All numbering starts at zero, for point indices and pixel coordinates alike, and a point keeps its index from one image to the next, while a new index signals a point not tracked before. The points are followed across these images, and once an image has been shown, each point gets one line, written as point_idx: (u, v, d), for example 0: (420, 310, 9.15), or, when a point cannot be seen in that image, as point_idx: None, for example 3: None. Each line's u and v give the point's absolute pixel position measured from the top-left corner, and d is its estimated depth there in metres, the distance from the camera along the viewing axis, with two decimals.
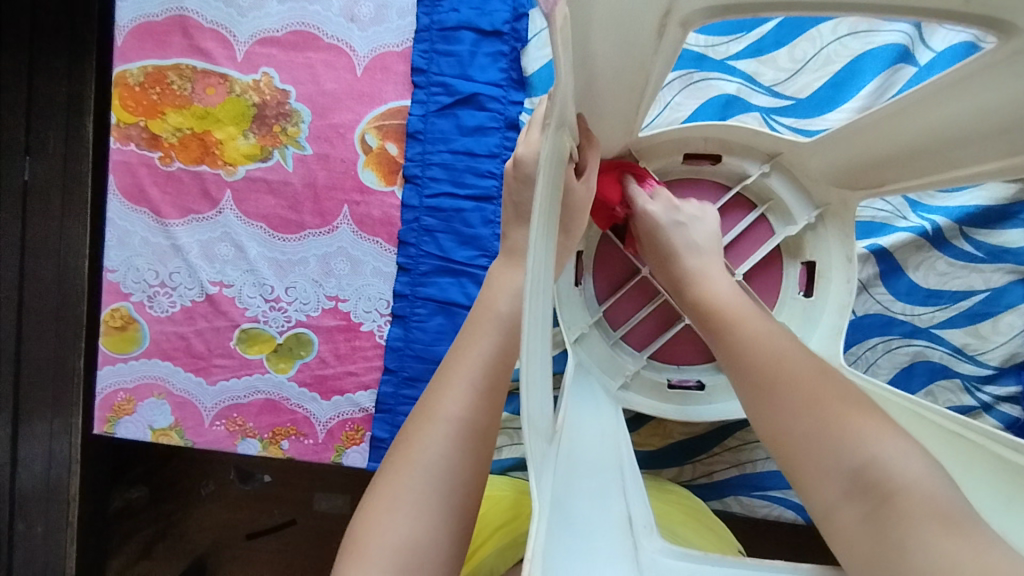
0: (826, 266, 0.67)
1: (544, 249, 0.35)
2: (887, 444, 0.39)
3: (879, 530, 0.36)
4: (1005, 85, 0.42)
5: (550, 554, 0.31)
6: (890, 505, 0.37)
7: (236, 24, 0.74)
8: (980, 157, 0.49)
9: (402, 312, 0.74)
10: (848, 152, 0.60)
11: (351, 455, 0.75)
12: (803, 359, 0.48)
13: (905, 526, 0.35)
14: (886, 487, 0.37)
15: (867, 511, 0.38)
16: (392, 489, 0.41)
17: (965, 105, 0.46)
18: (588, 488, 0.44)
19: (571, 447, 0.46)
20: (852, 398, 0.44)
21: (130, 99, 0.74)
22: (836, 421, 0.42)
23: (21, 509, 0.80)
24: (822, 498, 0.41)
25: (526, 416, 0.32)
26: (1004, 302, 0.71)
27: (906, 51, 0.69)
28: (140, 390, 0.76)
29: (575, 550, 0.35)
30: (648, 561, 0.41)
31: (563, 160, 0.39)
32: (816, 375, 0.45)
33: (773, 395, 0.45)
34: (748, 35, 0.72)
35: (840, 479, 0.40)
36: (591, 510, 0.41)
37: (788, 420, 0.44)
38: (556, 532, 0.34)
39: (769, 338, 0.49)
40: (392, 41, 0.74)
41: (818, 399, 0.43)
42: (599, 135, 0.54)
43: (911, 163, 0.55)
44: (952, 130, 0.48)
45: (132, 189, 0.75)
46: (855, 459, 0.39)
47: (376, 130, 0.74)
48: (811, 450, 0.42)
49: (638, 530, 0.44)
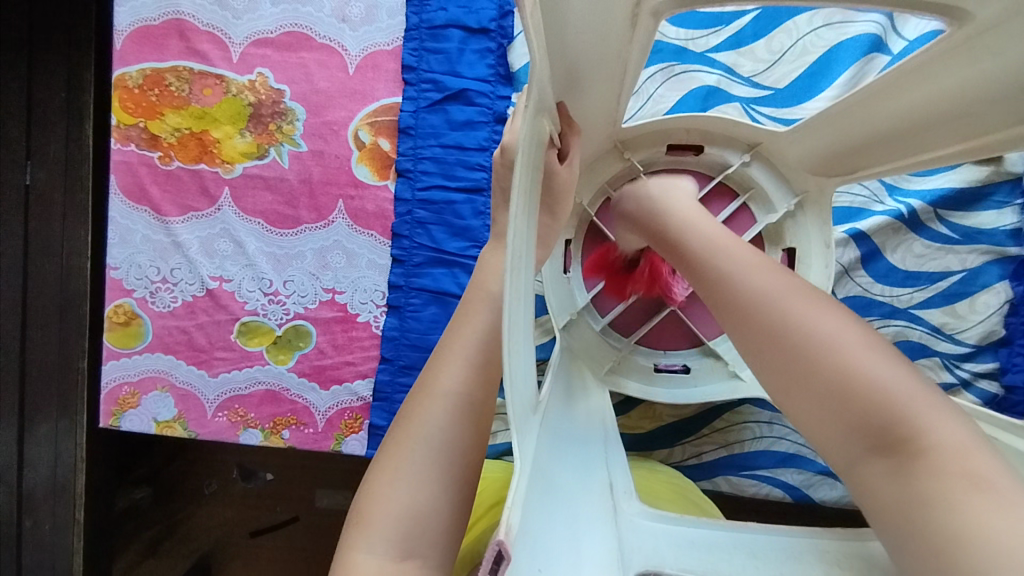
0: (807, 252, 0.69)
1: (525, 226, 0.38)
2: (913, 393, 0.35)
3: (911, 490, 0.32)
4: (961, 70, 0.44)
5: (537, 519, 0.35)
6: (918, 463, 0.33)
7: (231, 26, 0.76)
8: (948, 138, 0.52)
9: (397, 302, 0.77)
10: (823, 140, 0.62)
11: (350, 443, 0.77)
12: (802, 292, 0.41)
13: (942, 490, 0.31)
14: (914, 444, 0.33)
15: (890, 468, 0.34)
16: (394, 462, 0.43)
17: (929, 90, 0.48)
18: (573, 457, 0.47)
19: (557, 418, 0.49)
20: (867, 336, 0.38)
21: (130, 100, 0.76)
22: (851, 367, 0.36)
23: (29, 506, 0.82)
24: (842, 452, 0.36)
25: (511, 393, 0.34)
26: (979, 282, 0.73)
27: (879, 41, 0.71)
28: (144, 383, 0.78)
29: (556, 510, 0.38)
30: (626, 522, 0.45)
31: (543, 144, 0.42)
32: (820, 311, 0.39)
33: (777, 340, 0.39)
34: (727, 28, 0.74)
35: (859, 436, 0.35)
36: (576, 478, 0.45)
37: (789, 368, 0.38)
38: (540, 493, 0.37)
39: (765, 270, 0.43)
40: (382, 40, 0.76)
41: (829, 340, 0.37)
42: (583, 124, 0.56)
43: (885, 148, 0.57)
44: (920, 114, 0.51)
45: (133, 188, 0.77)
46: (874, 413, 0.34)
47: (369, 126, 0.76)
48: (820, 400, 0.36)
49: (618, 496, 0.48)
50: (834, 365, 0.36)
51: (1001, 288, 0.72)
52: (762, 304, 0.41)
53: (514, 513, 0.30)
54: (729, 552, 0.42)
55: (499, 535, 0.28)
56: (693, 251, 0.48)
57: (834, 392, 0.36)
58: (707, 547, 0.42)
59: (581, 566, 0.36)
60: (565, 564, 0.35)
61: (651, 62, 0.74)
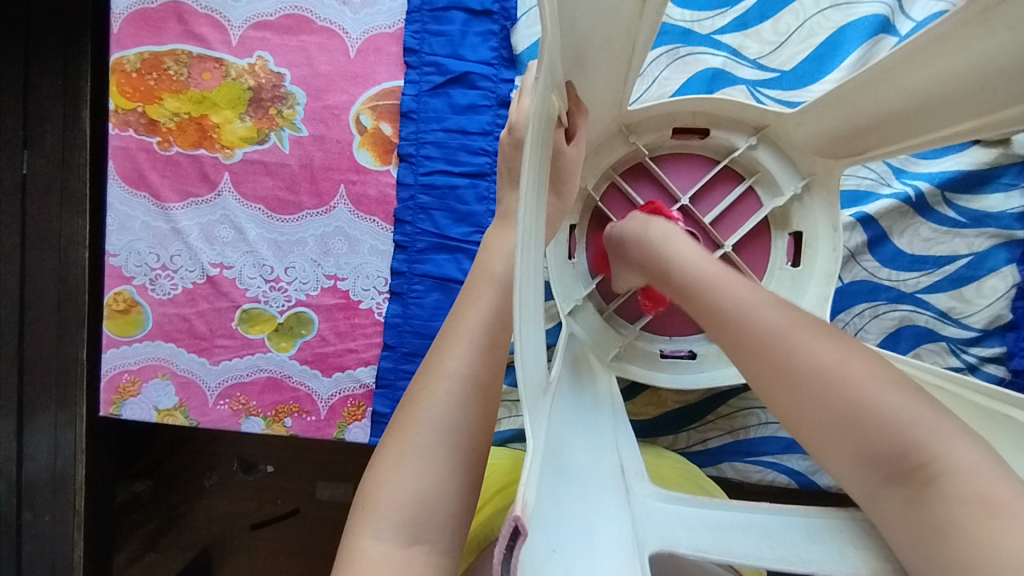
0: (813, 236, 0.69)
1: (534, 203, 0.37)
2: (924, 419, 0.37)
3: (927, 515, 0.35)
4: (975, 45, 0.44)
5: (548, 503, 0.34)
6: (932, 489, 0.35)
7: (230, 9, 0.75)
8: (956, 117, 0.50)
9: (400, 289, 0.76)
10: (833, 120, 0.61)
11: (353, 431, 0.77)
12: (807, 326, 0.43)
13: (956, 514, 0.34)
14: (928, 470, 0.35)
15: (909, 495, 0.36)
16: (402, 445, 0.42)
17: (946, 64, 0.47)
18: (581, 439, 0.46)
19: (566, 404, 0.48)
20: (870, 363, 0.40)
21: (128, 85, 0.75)
22: (864, 401, 0.38)
23: (29, 498, 0.81)
24: (859, 483, 0.39)
25: (523, 372, 0.33)
26: (987, 266, 0.73)
27: (886, 22, 0.70)
28: (144, 371, 0.78)
29: (568, 492, 0.38)
30: (639, 504, 0.44)
31: (552, 120, 0.41)
32: (830, 348, 0.41)
33: (782, 373, 0.41)
34: (733, 10, 0.73)
35: (875, 466, 0.38)
36: (585, 460, 0.44)
37: (797, 403, 0.41)
38: (552, 475, 0.37)
39: (762, 300, 0.44)
40: (383, 22, 0.75)
41: (835, 373, 0.39)
42: (591, 105, 0.55)
43: (896, 127, 0.55)
44: (932, 91, 0.50)
45: (131, 174, 0.76)
46: (891, 446, 0.37)
47: (371, 110, 0.75)
48: (834, 436, 0.39)
49: (630, 479, 0.47)
50: (846, 397, 0.38)
51: (1008, 272, 0.72)
52: (779, 348, 0.42)
53: (529, 490, 0.29)
54: (742, 532, 0.40)
55: (513, 511, 0.27)
56: (696, 289, 0.49)
57: (849, 429, 0.38)
58: (719, 528, 0.40)
59: (594, 549, 0.36)
60: (574, 545, 0.34)
61: (656, 44, 0.74)
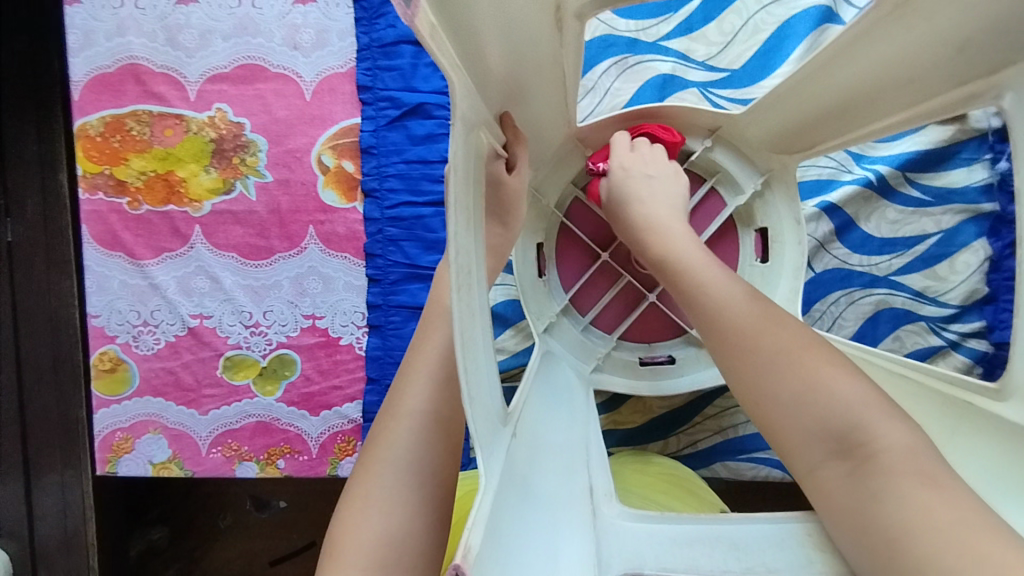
0: (779, 231, 0.68)
1: (471, 240, 0.37)
2: (872, 404, 0.38)
3: (868, 489, 0.35)
4: (894, 39, 0.44)
5: (504, 534, 0.34)
6: (873, 464, 0.36)
7: (185, 65, 0.76)
8: (892, 109, 0.52)
9: (378, 322, 0.77)
10: (780, 116, 0.61)
11: (345, 466, 0.77)
12: (777, 320, 0.43)
13: (893, 485, 0.35)
14: (871, 448, 0.36)
15: (849, 471, 0.37)
16: (366, 488, 0.43)
17: (880, 52, 0.46)
18: (551, 461, 0.47)
19: (535, 426, 0.49)
20: (829, 354, 0.41)
21: (94, 149, 0.77)
22: (818, 383, 0.39)
23: (43, 558, 0.83)
24: (804, 458, 0.39)
25: (474, 409, 0.34)
26: (958, 241, 0.72)
27: (829, 11, 0.71)
28: (136, 427, 0.79)
29: (532, 519, 0.38)
30: (605, 526, 0.44)
31: (485, 154, 0.41)
32: (790, 337, 0.42)
33: (753, 355, 0.42)
34: (677, 15, 0.74)
35: (824, 441, 0.38)
36: (553, 484, 0.44)
37: (760, 373, 0.41)
38: (513, 500, 0.37)
39: (736, 294, 0.45)
40: (336, 63, 0.76)
41: (795, 355, 0.41)
42: (537, 128, 0.55)
43: (837, 122, 0.56)
44: (864, 87, 0.51)
45: (106, 236, 0.78)
46: (842, 422, 0.38)
47: (331, 149, 0.76)
48: (790, 410, 0.39)
49: (598, 499, 0.47)
50: (804, 376, 0.40)
51: (980, 246, 0.72)
52: (743, 337, 0.42)
53: (476, 533, 0.30)
54: (709, 545, 0.40)
55: (455, 558, 0.28)
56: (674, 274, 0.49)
57: (804, 405, 0.39)
58: (687, 543, 0.41)
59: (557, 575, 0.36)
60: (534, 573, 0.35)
61: (604, 56, 0.75)
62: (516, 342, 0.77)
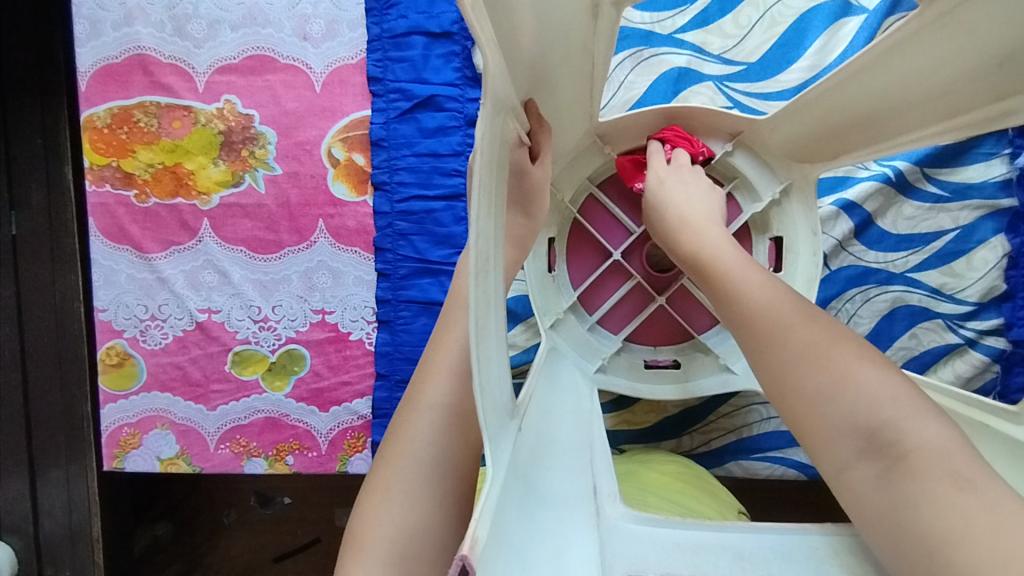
0: (794, 241, 0.66)
1: (492, 229, 0.36)
2: (904, 400, 0.35)
3: (899, 491, 0.33)
4: (931, 48, 0.43)
5: (506, 533, 0.33)
6: (905, 464, 0.33)
7: (194, 56, 0.75)
8: (926, 121, 0.51)
9: (387, 317, 0.76)
10: (803, 124, 0.59)
11: (355, 463, 0.77)
12: (808, 317, 0.41)
13: (925, 486, 0.32)
14: (903, 445, 0.34)
15: (880, 470, 0.34)
16: (386, 481, 0.42)
17: (917, 62, 0.45)
18: (557, 462, 0.45)
19: (539, 425, 0.47)
20: (860, 350, 0.39)
21: (100, 141, 0.76)
22: (845, 378, 0.37)
23: (48, 554, 0.82)
24: (831, 456, 0.36)
25: (483, 402, 0.33)
26: (975, 237, 0.71)
27: (847, 5, 0.70)
28: (144, 423, 0.78)
29: (533, 520, 0.37)
30: (609, 528, 0.42)
31: (509, 143, 0.40)
32: (819, 334, 0.40)
33: (778, 347, 0.40)
34: (692, 7, 0.73)
35: (853, 437, 0.35)
36: (557, 483, 0.43)
37: (786, 368, 0.39)
38: (517, 498, 0.36)
39: (765, 288, 0.44)
40: (346, 54, 0.75)
41: (827, 351, 0.38)
42: (557, 118, 0.54)
43: (865, 132, 0.55)
44: (898, 97, 0.50)
45: (113, 229, 0.77)
46: (870, 416, 0.35)
47: (342, 142, 0.75)
48: (815, 406, 0.37)
49: (602, 499, 0.44)
50: (834, 372, 0.37)
51: (997, 243, 0.71)
52: (771, 329, 0.41)
53: (483, 524, 0.29)
54: (714, 554, 0.39)
55: (460, 550, 0.27)
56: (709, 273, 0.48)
57: (829, 400, 0.37)
58: (692, 550, 0.39)
59: None
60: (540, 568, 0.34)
61: (618, 49, 0.74)
62: (527, 338, 0.77)
